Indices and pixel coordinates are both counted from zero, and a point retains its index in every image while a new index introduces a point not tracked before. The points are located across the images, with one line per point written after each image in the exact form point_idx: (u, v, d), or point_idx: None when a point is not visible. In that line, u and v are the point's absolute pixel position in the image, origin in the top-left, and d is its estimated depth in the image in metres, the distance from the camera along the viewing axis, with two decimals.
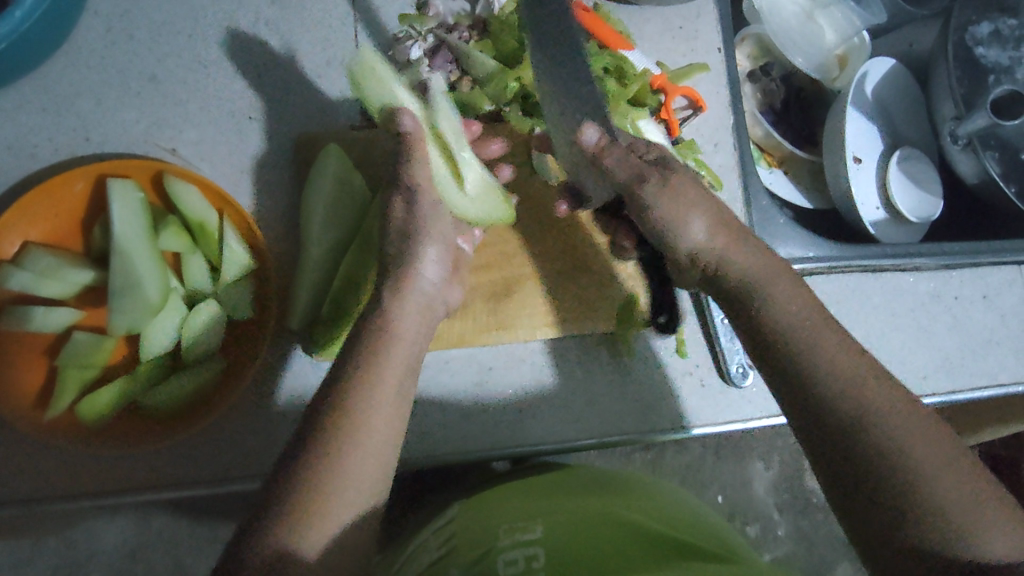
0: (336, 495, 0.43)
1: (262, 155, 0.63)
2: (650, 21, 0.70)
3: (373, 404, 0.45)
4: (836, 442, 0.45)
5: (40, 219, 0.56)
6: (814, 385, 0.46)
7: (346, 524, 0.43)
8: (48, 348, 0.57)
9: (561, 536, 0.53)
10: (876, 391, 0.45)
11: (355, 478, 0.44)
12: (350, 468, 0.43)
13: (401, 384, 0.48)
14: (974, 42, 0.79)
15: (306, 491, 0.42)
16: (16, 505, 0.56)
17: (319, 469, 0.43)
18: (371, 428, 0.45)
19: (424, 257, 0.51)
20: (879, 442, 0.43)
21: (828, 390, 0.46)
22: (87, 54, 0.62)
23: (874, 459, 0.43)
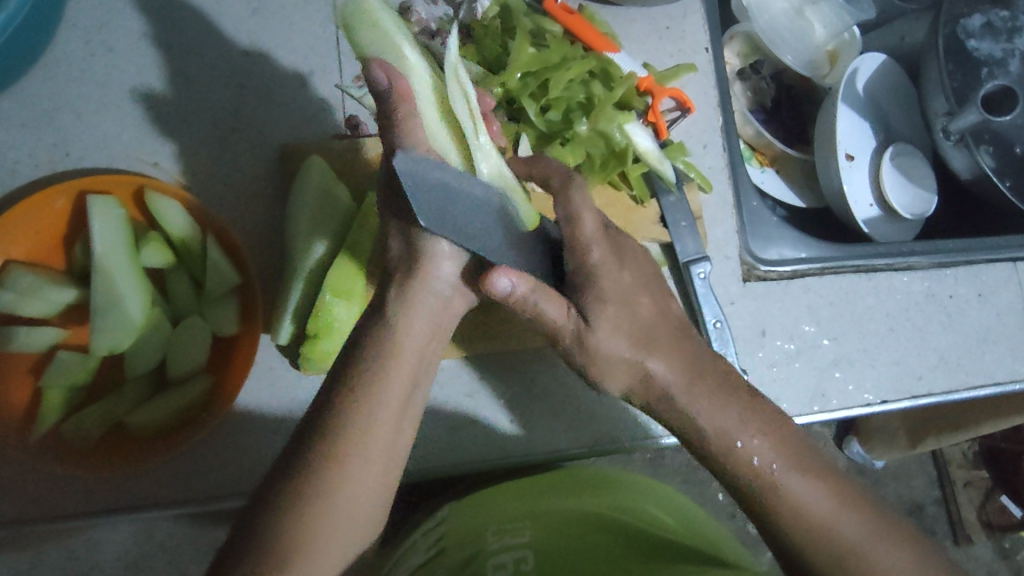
0: (334, 521, 0.41)
1: (245, 167, 0.62)
2: (635, 22, 0.69)
3: (380, 429, 0.44)
4: (777, 538, 0.47)
5: (22, 238, 0.54)
6: (749, 496, 0.47)
7: (345, 525, 0.42)
8: (33, 368, 0.56)
9: (549, 539, 0.55)
10: (795, 475, 0.46)
11: (354, 506, 0.43)
12: (352, 487, 0.42)
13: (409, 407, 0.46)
14: (966, 35, 0.78)
15: (305, 516, 0.40)
16: (7, 527, 0.55)
17: (323, 494, 0.41)
18: (375, 453, 0.43)
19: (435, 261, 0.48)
20: (808, 524, 0.45)
21: (761, 498, 0.47)
22: (65, 67, 0.61)
23: (806, 541, 0.45)
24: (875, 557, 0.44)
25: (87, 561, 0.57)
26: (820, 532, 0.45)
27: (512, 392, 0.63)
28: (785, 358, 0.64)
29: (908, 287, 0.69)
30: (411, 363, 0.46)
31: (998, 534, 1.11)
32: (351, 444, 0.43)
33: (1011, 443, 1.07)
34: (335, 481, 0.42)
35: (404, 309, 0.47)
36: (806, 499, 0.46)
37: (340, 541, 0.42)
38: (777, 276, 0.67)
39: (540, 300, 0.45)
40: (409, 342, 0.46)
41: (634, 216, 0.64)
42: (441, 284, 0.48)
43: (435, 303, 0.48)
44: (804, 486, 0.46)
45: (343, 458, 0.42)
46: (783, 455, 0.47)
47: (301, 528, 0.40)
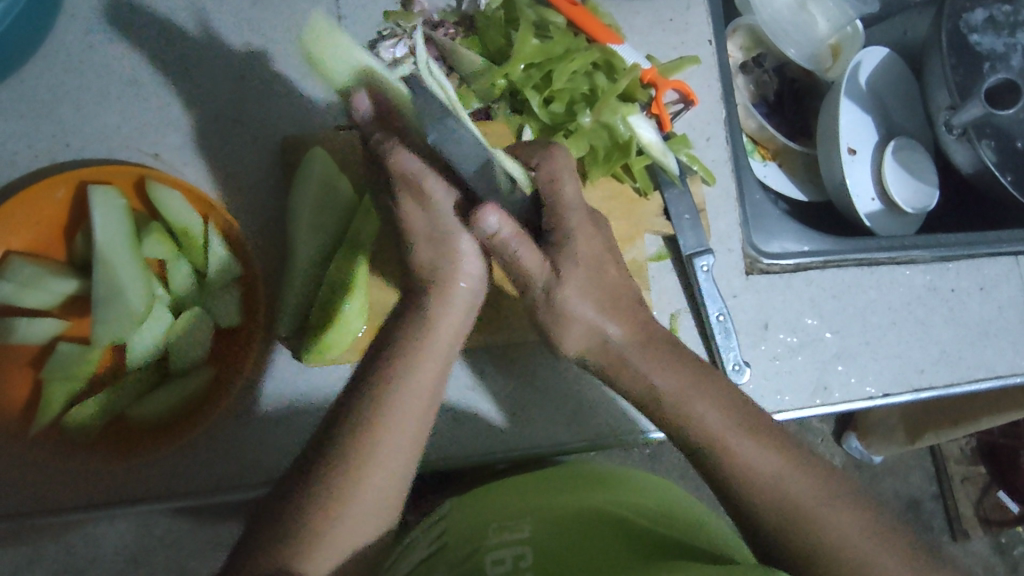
0: (358, 512, 0.42)
1: (247, 158, 0.62)
2: (639, 14, 0.69)
3: (404, 424, 0.44)
4: (734, 500, 0.48)
5: (22, 229, 0.54)
6: (709, 467, 0.48)
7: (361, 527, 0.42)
8: (34, 359, 0.55)
9: (549, 532, 0.53)
10: (745, 441, 0.47)
11: (379, 498, 0.43)
12: (370, 490, 0.42)
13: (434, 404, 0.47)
14: (969, 29, 0.77)
15: (331, 507, 0.41)
16: (6, 519, 0.55)
17: (347, 486, 0.42)
18: (400, 447, 0.44)
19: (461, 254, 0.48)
20: (762, 486, 0.46)
21: (716, 465, 0.48)
22: (64, 57, 0.60)
23: (759, 502, 0.46)
24: (825, 515, 0.45)
25: (86, 554, 0.57)
26: (769, 492, 0.46)
27: (513, 385, 0.63)
28: (787, 352, 0.64)
29: (910, 281, 0.69)
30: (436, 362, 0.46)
31: (994, 530, 1.11)
32: (376, 438, 0.43)
33: (1010, 439, 1.08)
34: (359, 473, 0.42)
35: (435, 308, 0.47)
36: (755, 461, 0.47)
37: (364, 531, 0.43)
38: (781, 270, 0.66)
39: (519, 246, 0.46)
40: (438, 339, 0.47)
41: (636, 209, 0.64)
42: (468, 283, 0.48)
43: (462, 302, 0.48)
44: (754, 448, 0.47)
45: (369, 452, 0.43)
46: (731, 422, 0.48)
47: (327, 517, 0.41)
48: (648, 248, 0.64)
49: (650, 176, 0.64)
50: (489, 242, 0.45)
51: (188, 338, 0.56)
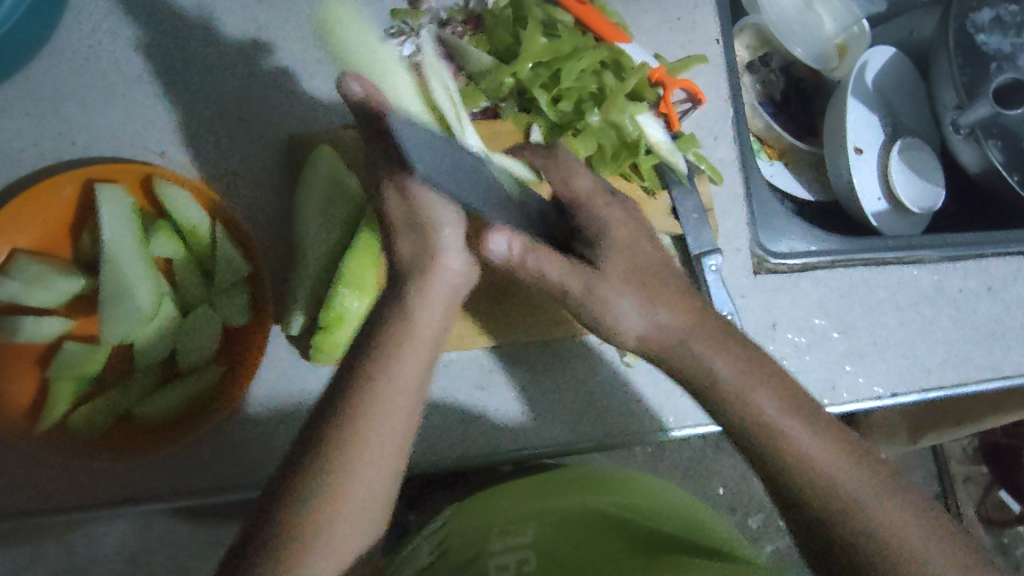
0: (350, 512, 0.41)
1: (254, 157, 0.61)
2: (646, 13, 0.69)
3: (393, 414, 0.44)
4: (787, 494, 0.47)
5: (28, 226, 0.54)
6: (761, 458, 0.47)
7: (353, 523, 0.42)
8: (39, 358, 0.55)
9: (551, 538, 0.52)
10: (802, 433, 0.46)
11: (370, 496, 0.42)
12: (359, 484, 0.42)
13: (421, 394, 0.46)
14: (975, 29, 0.77)
15: (320, 508, 0.41)
16: (12, 517, 0.55)
17: (335, 487, 0.41)
18: (388, 442, 0.43)
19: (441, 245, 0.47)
20: (817, 479, 0.45)
21: (770, 454, 0.47)
22: (69, 55, 0.60)
23: (815, 494, 0.45)
24: (880, 513, 0.44)
25: (86, 554, 0.57)
26: (822, 483, 0.45)
27: (519, 384, 0.62)
28: (795, 351, 0.64)
29: (918, 281, 0.69)
30: (421, 350, 0.45)
31: (996, 529, 1.11)
32: (364, 436, 0.42)
33: (1011, 439, 1.06)
34: (347, 472, 0.41)
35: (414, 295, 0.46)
36: (811, 452, 0.46)
37: (360, 530, 0.42)
38: (789, 269, 0.66)
39: (539, 259, 0.47)
40: (420, 328, 0.46)
41: (644, 208, 0.63)
42: (450, 270, 0.47)
43: (444, 288, 0.47)
44: (811, 440, 0.46)
45: (356, 450, 0.42)
46: (788, 412, 0.47)
47: (318, 519, 0.40)
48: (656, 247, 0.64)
49: (658, 176, 0.64)
50: (507, 263, 0.47)
51: (195, 337, 0.56)
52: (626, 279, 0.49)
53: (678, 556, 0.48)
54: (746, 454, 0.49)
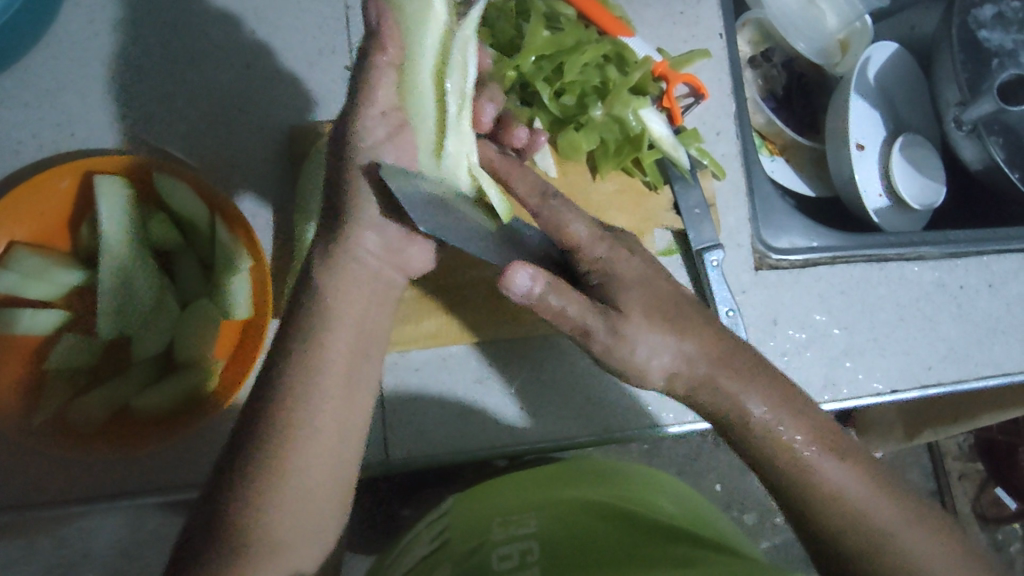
0: (292, 508, 0.41)
1: (254, 149, 0.61)
2: (650, 7, 0.69)
3: (329, 397, 0.43)
4: (804, 516, 0.47)
5: (27, 219, 0.53)
6: (788, 492, 0.48)
7: (301, 507, 0.42)
8: (36, 352, 0.54)
9: (558, 528, 0.51)
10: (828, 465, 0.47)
11: (312, 489, 0.42)
12: (305, 472, 0.42)
13: (357, 384, 0.45)
14: (977, 25, 0.77)
15: (259, 506, 0.40)
16: (9, 511, 0.54)
17: (272, 484, 0.41)
18: (324, 433, 0.43)
19: (363, 231, 0.45)
20: (844, 510, 0.46)
21: (796, 481, 0.47)
22: (68, 45, 0.59)
23: (842, 527, 0.46)
24: (907, 539, 0.45)
25: (78, 548, 0.57)
26: (853, 518, 0.45)
27: (519, 378, 0.62)
28: (795, 347, 0.64)
29: (919, 277, 0.69)
30: (349, 340, 0.45)
31: (991, 526, 1.11)
32: (298, 430, 0.42)
33: (1009, 436, 1.06)
34: (287, 467, 0.41)
35: (336, 284, 0.44)
36: (845, 486, 0.46)
37: (306, 522, 0.42)
38: (790, 265, 0.66)
39: (561, 300, 0.45)
40: (344, 317, 0.44)
41: (646, 203, 0.64)
42: (370, 257, 0.45)
43: (364, 277, 0.45)
44: (836, 468, 0.47)
45: (291, 445, 0.42)
46: (818, 444, 0.48)
47: (259, 517, 0.40)
48: (657, 242, 0.64)
49: (660, 171, 0.64)
50: (529, 302, 0.44)
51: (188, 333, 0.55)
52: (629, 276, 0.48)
53: (674, 548, 0.48)
54: (766, 480, 0.49)
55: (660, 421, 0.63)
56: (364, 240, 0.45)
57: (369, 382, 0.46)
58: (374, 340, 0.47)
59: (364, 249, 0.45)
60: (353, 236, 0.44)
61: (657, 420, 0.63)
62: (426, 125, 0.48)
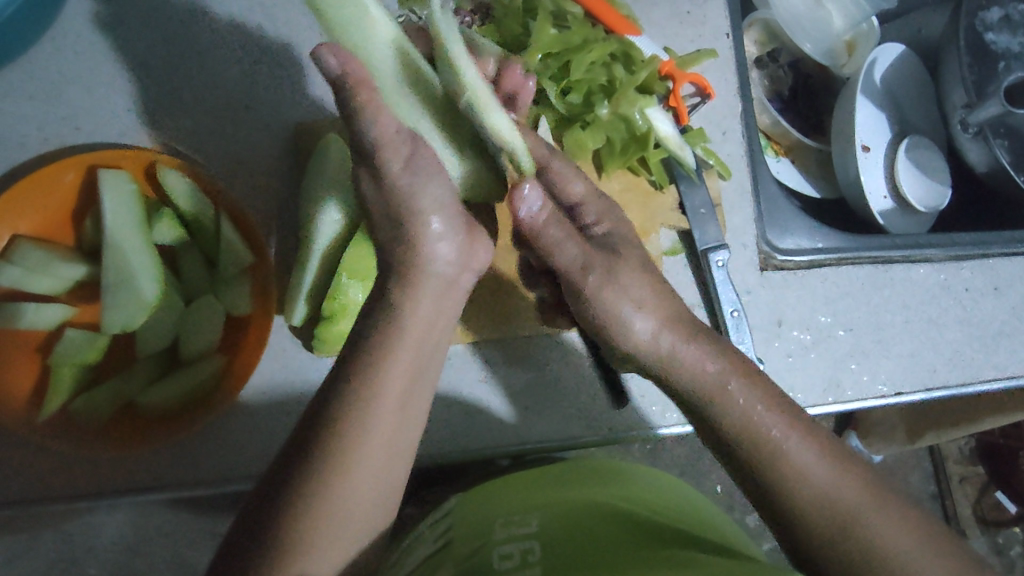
0: (336, 523, 0.39)
1: (260, 145, 0.61)
2: (656, 6, 0.69)
3: (385, 408, 0.41)
4: (774, 504, 0.45)
5: (30, 213, 0.53)
6: (760, 480, 0.45)
7: (347, 522, 0.40)
8: (40, 346, 0.54)
9: (557, 528, 0.51)
10: (791, 444, 0.45)
11: (359, 502, 0.40)
12: (357, 484, 0.40)
13: (412, 400, 0.43)
14: (984, 28, 0.77)
15: (306, 520, 0.38)
16: (12, 506, 0.54)
17: (322, 495, 0.39)
18: (378, 445, 0.41)
19: (427, 233, 0.43)
20: (812, 492, 0.44)
21: (760, 464, 0.45)
22: (73, 39, 0.59)
23: (809, 510, 0.43)
24: (874, 524, 0.42)
25: (81, 544, 0.58)
26: (832, 513, 0.43)
27: (522, 376, 0.62)
28: (800, 349, 0.64)
29: (924, 280, 0.69)
30: (410, 355, 0.42)
31: (991, 530, 1.11)
32: (354, 440, 0.40)
33: (1010, 440, 1.06)
34: (338, 478, 0.39)
35: (406, 296, 0.42)
36: (810, 466, 0.44)
37: (349, 537, 0.40)
38: (795, 266, 0.66)
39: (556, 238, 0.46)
40: (408, 332, 0.42)
41: (652, 202, 0.63)
42: (442, 265, 0.43)
43: (438, 287, 0.43)
44: (802, 449, 0.45)
45: (344, 455, 0.39)
46: (817, 453, 0.45)
47: (303, 531, 0.38)
48: (662, 242, 0.63)
49: (666, 170, 0.64)
50: (529, 227, 0.46)
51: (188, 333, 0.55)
52: (635, 278, 0.48)
53: (680, 550, 0.48)
54: (730, 460, 0.47)
55: (657, 425, 0.63)
56: (433, 248, 0.43)
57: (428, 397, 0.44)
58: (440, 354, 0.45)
59: (436, 256, 0.43)
60: (423, 243, 0.43)
61: (655, 421, 0.63)
62: (427, 125, 0.49)
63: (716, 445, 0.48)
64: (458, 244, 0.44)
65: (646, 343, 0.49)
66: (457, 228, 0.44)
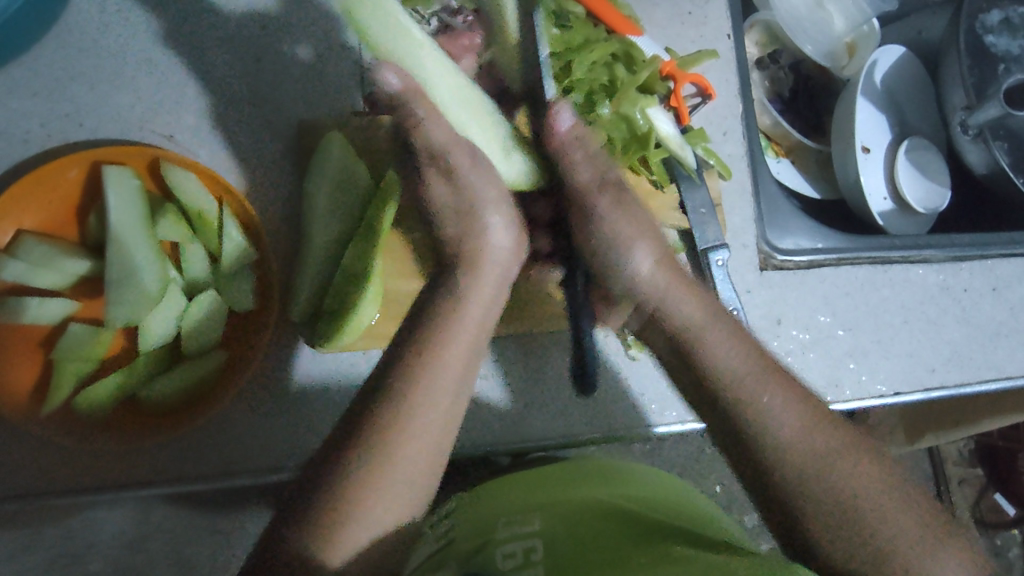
0: (387, 489, 0.42)
1: (264, 142, 0.61)
2: (658, 7, 0.69)
3: (441, 380, 0.46)
4: (765, 474, 0.47)
5: (35, 208, 0.54)
6: (754, 449, 0.47)
7: (399, 483, 0.43)
8: (43, 340, 0.54)
9: (559, 527, 0.51)
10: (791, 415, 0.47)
11: (414, 464, 0.44)
12: (413, 445, 0.44)
13: (463, 379, 0.47)
14: (984, 31, 0.77)
15: (365, 473, 0.42)
16: (16, 499, 0.55)
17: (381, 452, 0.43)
18: (433, 414, 0.45)
19: (486, 224, 0.51)
20: (810, 461, 0.45)
21: (756, 432, 0.47)
22: (78, 36, 0.60)
23: (805, 477, 0.45)
24: (870, 501, 0.44)
25: (83, 542, 0.58)
26: (828, 484, 0.45)
27: (522, 373, 0.63)
28: (799, 348, 0.64)
29: (923, 280, 0.69)
30: (467, 337, 0.48)
31: (990, 532, 1.11)
32: (410, 410, 0.44)
33: (1008, 441, 1.07)
34: (396, 437, 0.43)
35: (470, 282, 0.50)
36: (807, 437, 0.46)
37: (404, 496, 0.43)
38: (794, 266, 0.67)
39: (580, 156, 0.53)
40: (469, 314, 0.49)
41: (654, 202, 0.63)
42: (500, 254, 0.51)
43: (491, 272, 0.51)
44: (798, 420, 0.47)
45: (403, 419, 0.44)
46: (808, 425, 0.47)
47: (346, 491, 0.41)
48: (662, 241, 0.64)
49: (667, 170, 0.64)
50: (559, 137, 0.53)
51: (189, 328, 0.55)
52: None
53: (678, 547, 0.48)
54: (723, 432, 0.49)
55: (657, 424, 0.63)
56: (493, 240, 0.51)
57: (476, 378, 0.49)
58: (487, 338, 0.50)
59: (493, 243, 0.51)
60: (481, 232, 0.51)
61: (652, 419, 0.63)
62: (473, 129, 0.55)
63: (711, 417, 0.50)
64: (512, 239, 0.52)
65: (648, 286, 0.54)
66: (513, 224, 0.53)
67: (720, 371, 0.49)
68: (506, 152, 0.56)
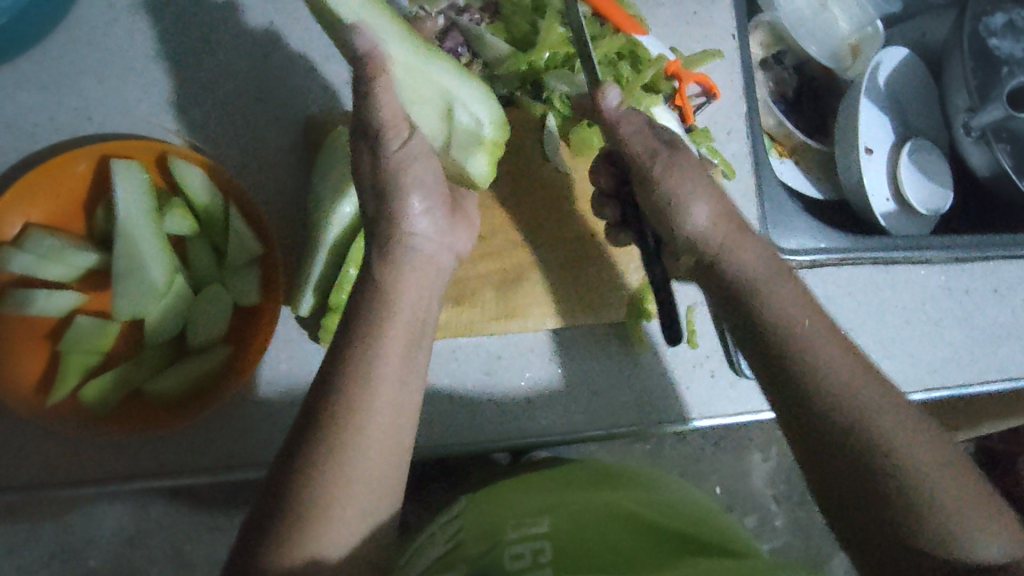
0: (344, 506, 0.41)
1: (271, 138, 0.62)
2: (663, 7, 0.69)
3: (382, 382, 0.43)
4: (806, 414, 0.44)
5: (43, 201, 0.54)
6: (794, 386, 0.44)
7: (360, 492, 0.41)
8: (49, 332, 0.55)
9: (569, 529, 0.51)
10: (835, 358, 0.44)
11: (371, 473, 0.42)
12: (365, 455, 0.42)
13: (407, 369, 0.45)
14: (988, 34, 0.78)
15: (318, 492, 0.40)
16: (20, 490, 0.55)
17: (331, 469, 0.41)
18: (382, 418, 0.43)
19: (410, 209, 0.48)
20: (849, 408, 0.42)
21: (795, 369, 0.45)
22: (87, 31, 0.60)
23: (843, 424, 0.42)
24: (915, 454, 0.41)
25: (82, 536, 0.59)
26: (871, 432, 0.41)
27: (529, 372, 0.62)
28: None
29: (925, 281, 0.69)
30: (400, 326, 0.45)
31: None
32: (347, 421, 0.42)
33: (1009, 445, 1.07)
34: (344, 449, 0.41)
35: (387, 272, 0.47)
36: (851, 381, 0.43)
37: (366, 505, 0.42)
38: (797, 266, 0.67)
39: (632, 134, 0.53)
40: (395, 304, 0.46)
41: None
42: (423, 242, 0.49)
43: (417, 262, 0.48)
44: (842, 359, 0.44)
45: (347, 430, 0.42)
46: (852, 373, 0.44)
47: (307, 513, 0.40)
48: None
49: None
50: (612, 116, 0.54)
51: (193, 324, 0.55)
52: None
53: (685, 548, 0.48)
54: (765, 366, 0.46)
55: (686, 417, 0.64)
56: (413, 228, 0.48)
57: (423, 368, 0.47)
58: (429, 326, 0.48)
59: (418, 235, 0.49)
60: (405, 223, 0.48)
61: (688, 412, 0.64)
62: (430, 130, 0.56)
63: (752, 349, 0.48)
64: (430, 223, 0.49)
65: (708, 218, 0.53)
66: (437, 208, 0.50)
67: (774, 313, 0.47)
68: (468, 150, 0.57)
